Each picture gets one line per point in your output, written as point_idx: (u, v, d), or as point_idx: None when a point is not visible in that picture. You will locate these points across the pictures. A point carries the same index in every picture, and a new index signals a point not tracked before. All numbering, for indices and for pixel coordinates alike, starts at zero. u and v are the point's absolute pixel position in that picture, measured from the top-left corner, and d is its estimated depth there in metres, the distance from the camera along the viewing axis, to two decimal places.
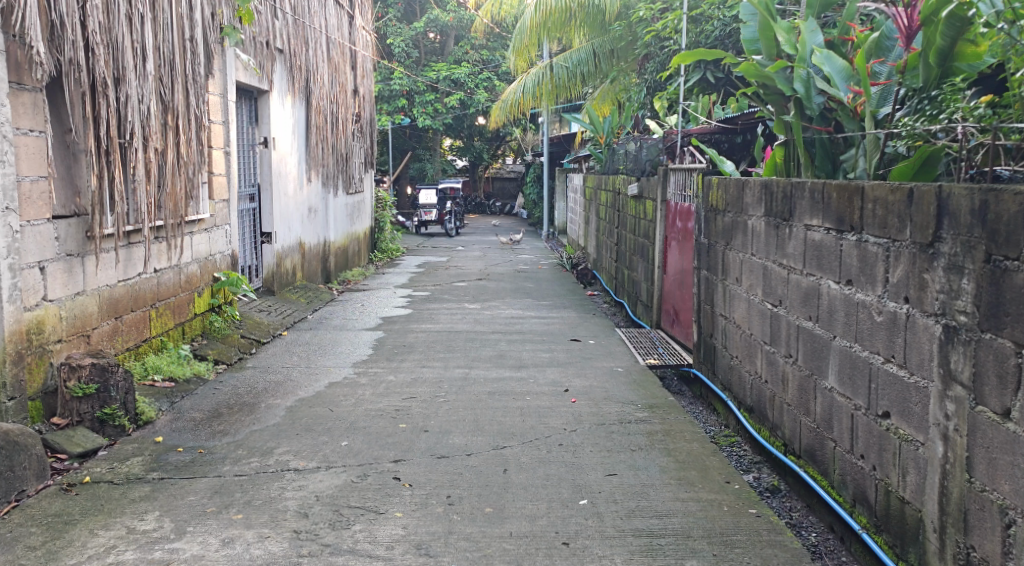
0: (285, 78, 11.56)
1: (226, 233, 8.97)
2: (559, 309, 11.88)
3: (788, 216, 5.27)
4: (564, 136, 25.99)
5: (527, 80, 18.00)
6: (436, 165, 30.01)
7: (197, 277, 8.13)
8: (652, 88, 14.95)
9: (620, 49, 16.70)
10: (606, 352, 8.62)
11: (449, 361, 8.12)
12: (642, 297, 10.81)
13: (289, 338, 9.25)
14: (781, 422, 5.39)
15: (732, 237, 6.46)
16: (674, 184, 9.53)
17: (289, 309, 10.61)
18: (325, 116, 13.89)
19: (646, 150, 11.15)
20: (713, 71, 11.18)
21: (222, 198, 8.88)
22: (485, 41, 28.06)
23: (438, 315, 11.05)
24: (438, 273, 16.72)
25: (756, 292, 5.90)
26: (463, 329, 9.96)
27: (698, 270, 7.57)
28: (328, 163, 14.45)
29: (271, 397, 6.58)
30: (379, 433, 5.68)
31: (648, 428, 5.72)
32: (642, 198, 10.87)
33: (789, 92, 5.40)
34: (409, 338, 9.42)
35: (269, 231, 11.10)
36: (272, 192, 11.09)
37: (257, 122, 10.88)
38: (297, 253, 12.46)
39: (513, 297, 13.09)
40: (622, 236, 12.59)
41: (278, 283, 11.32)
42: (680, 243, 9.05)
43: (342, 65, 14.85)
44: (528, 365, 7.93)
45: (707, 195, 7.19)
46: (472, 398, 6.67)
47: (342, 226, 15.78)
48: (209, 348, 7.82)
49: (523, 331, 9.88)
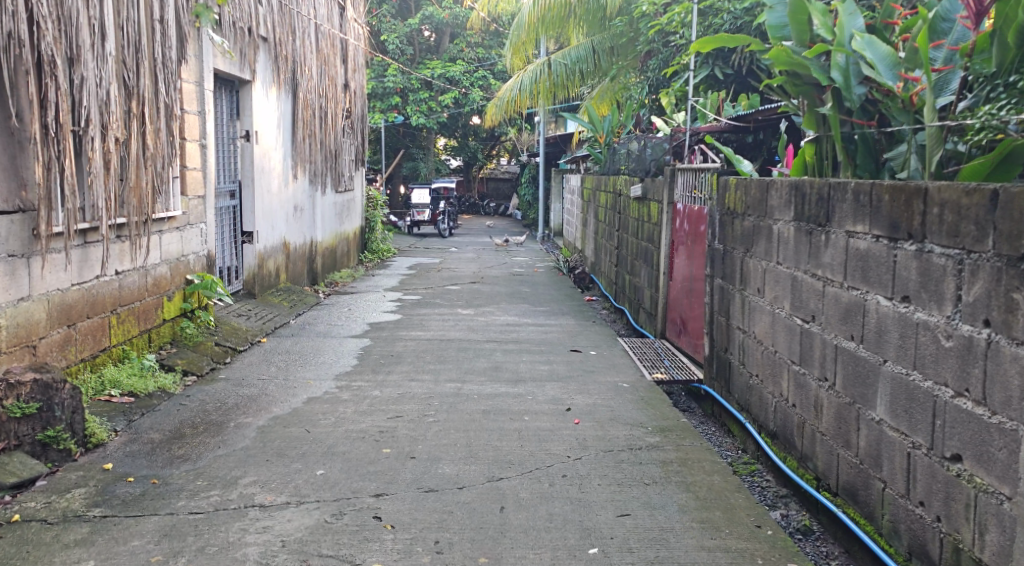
0: (269, 68, 10.95)
1: (200, 232, 8.35)
2: (557, 316, 11.26)
3: (823, 220, 4.64)
4: (560, 137, 25.40)
5: (524, 76, 17.25)
6: (430, 164, 29.34)
7: (166, 280, 7.51)
8: (655, 86, 14.34)
9: (621, 47, 16.08)
10: (610, 365, 8.00)
11: (440, 373, 7.49)
12: (646, 304, 10.20)
13: (268, 346, 8.60)
14: (812, 453, 4.76)
15: (754, 243, 5.85)
16: (682, 185, 8.93)
17: (270, 314, 9.96)
18: (314, 111, 13.26)
19: (649, 149, 10.53)
20: (722, 67, 10.56)
21: (197, 194, 8.27)
22: (481, 39, 27.46)
23: (428, 322, 10.42)
24: (430, 276, 16.07)
25: (781, 304, 5.27)
26: (455, 338, 9.33)
27: (712, 278, 6.96)
28: (316, 160, 13.82)
29: (243, 415, 5.95)
30: (360, 460, 5.05)
31: (661, 457, 5.11)
32: (646, 200, 10.26)
33: (826, 82, 4.78)
34: (398, 347, 8.79)
35: (250, 230, 10.46)
36: (254, 189, 10.43)
37: (239, 115, 10.28)
38: (280, 254, 11.83)
39: (508, 302, 12.46)
40: (624, 239, 11.98)
41: (259, 285, 10.67)
42: (689, 249, 8.44)
43: (332, 56, 14.22)
44: (526, 379, 7.30)
45: (723, 196, 6.58)
46: (464, 418, 6.04)
47: (330, 225, 15.16)
48: (178, 357, 7.19)
49: (520, 340, 9.25)
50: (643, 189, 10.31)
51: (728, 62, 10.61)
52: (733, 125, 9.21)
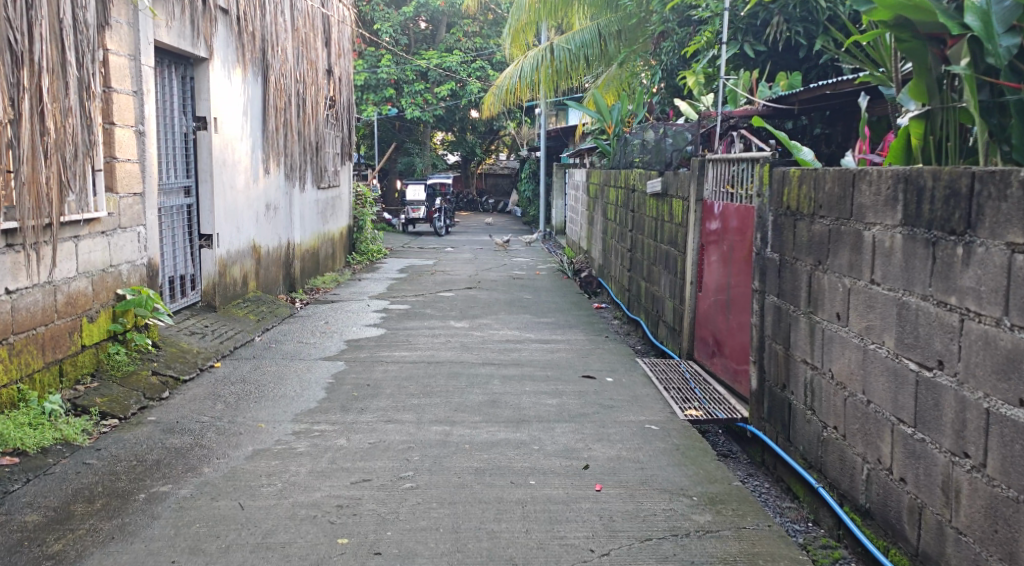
0: (231, 45, 9.62)
1: (138, 238, 7.01)
2: (564, 329, 9.84)
3: (958, 227, 3.26)
4: (561, 130, 23.92)
5: (524, 63, 15.84)
6: (426, 159, 27.86)
7: (85, 297, 6.17)
8: (670, 71, 12.98)
9: (630, 29, 14.62)
10: (633, 397, 6.60)
11: (425, 410, 6.08)
12: (667, 316, 8.81)
13: (221, 372, 7.20)
14: (938, 555, 3.38)
15: (830, 253, 4.42)
16: (714, 178, 7.56)
17: (228, 331, 8.54)
18: (290, 97, 11.87)
19: (669, 137, 9.18)
20: (753, 43, 9.23)
21: (132, 191, 6.94)
22: (479, 28, 26.01)
23: (416, 338, 9.00)
24: (422, 280, 14.68)
25: (879, 338, 3.84)
26: (446, 360, 7.92)
27: (762, 295, 5.57)
28: (294, 152, 12.42)
29: (162, 480, 4.58)
30: (302, 557, 3.71)
31: (720, 552, 3.79)
32: (666, 196, 8.87)
33: (956, 30, 3.45)
34: (377, 372, 7.40)
35: (209, 233, 9.06)
36: (212, 185, 9.04)
37: (194, 99, 8.91)
38: (249, 258, 10.42)
39: (507, 312, 11.04)
40: (638, 241, 10.59)
41: (221, 295, 9.28)
42: (725, 255, 7.04)
43: (312, 38, 12.88)
44: (531, 419, 5.91)
45: (783, 192, 5.18)
46: (449, 482, 4.64)
47: (310, 223, 13.75)
48: (97, 395, 5.85)
49: (521, 362, 7.84)
50: (662, 184, 8.91)
51: (760, 38, 9.26)
52: (773, 108, 7.86)
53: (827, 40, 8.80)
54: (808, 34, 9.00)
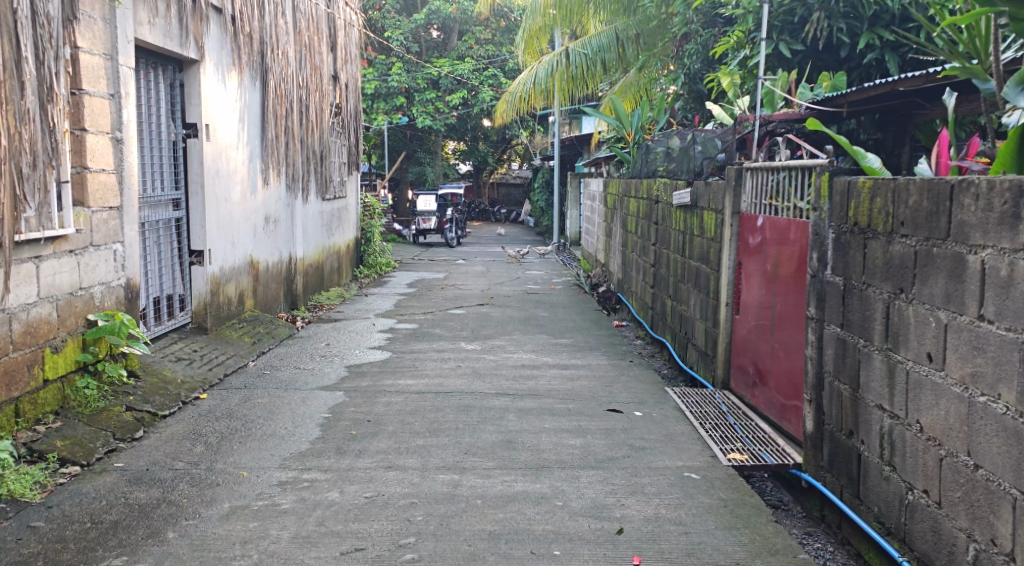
0: (225, 47, 8.93)
1: (114, 256, 6.31)
2: (584, 352, 9.09)
3: None
4: (575, 139, 23.16)
5: (538, 69, 15.07)
6: (438, 168, 27.14)
7: (49, 326, 5.48)
8: (692, 77, 12.25)
9: (648, 32, 13.85)
10: (667, 436, 5.87)
11: (431, 455, 5.36)
12: (697, 339, 8.08)
13: (206, 405, 6.48)
14: None
15: (915, 279, 3.71)
16: (753, 188, 6.83)
17: (217, 356, 7.82)
18: (291, 103, 11.16)
19: (698, 144, 8.47)
20: (790, 42, 8.52)
21: (108, 206, 6.24)
22: (491, 35, 25.31)
23: (423, 364, 8.26)
24: (433, 295, 13.96)
25: (993, 391, 3.23)
26: (456, 389, 7.21)
27: (819, 323, 4.84)
28: (296, 162, 11.72)
29: (117, 549, 3.92)
30: None
31: None
32: (696, 209, 8.14)
33: None
34: (380, 404, 6.69)
35: (200, 249, 8.34)
36: (203, 197, 8.31)
37: (184, 105, 8.21)
38: (245, 275, 9.69)
39: (522, 332, 10.31)
40: (663, 256, 9.85)
41: (213, 316, 8.55)
42: (770, 273, 6.29)
43: (316, 41, 12.20)
44: (552, 465, 5.19)
45: (850, 205, 4.46)
46: (457, 552, 3.95)
47: (314, 236, 13.04)
48: (58, 436, 5.15)
49: (539, 393, 7.10)
50: (692, 195, 8.18)
51: (798, 36, 8.56)
52: (818, 110, 7.16)
53: (872, 37, 8.09)
54: (851, 31, 8.28)
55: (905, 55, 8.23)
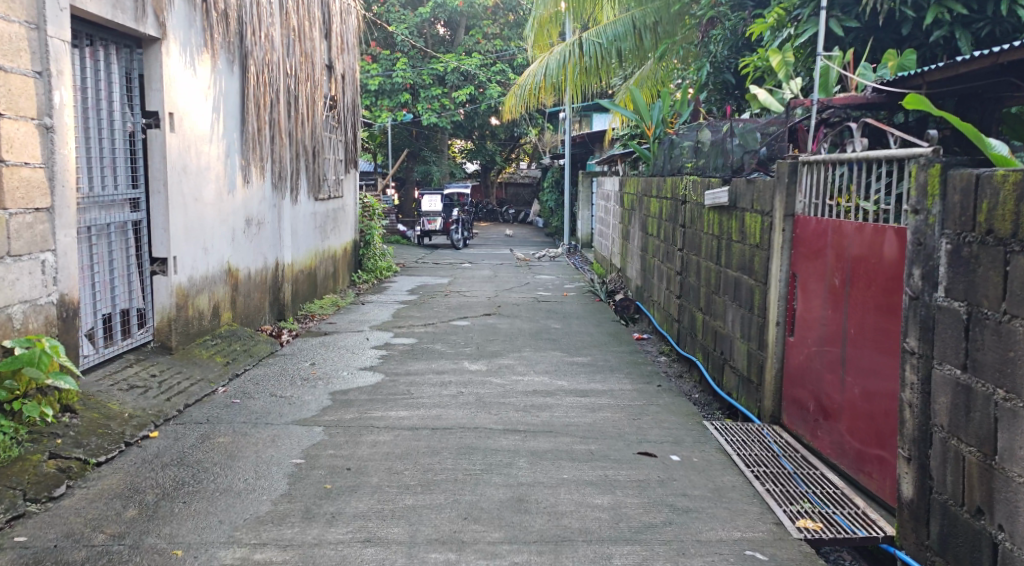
0: (196, 25, 7.83)
1: (42, 268, 5.23)
2: (605, 373, 7.97)
3: None
4: (587, 136, 22.02)
5: (550, 60, 13.63)
6: (444, 167, 25.94)
7: None
8: (719, 66, 11.13)
9: (669, 19, 12.73)
10: (715, 492, 4.79)
11: (422, 522, 4.30)
12: (735, 360, 6.96)
13: (155, 447, 5.37)
14: None
15: None
16: (812, 186, 5.72)
17: (178, 383, 6.69)
18: (277, 93, 10.05)
19: (735, 136, 7.23)
20: (844, 18, 7.48)
21: (31, 207, 5.14)
22: (499, 29, 24.12)
23: (419, 389, 7.14)
24: (435, 303, 12.85)
25: None
26: (457, 422, 6.11)
27: (916, 357, 3.81)
28: (284, 158, 10.58)
29: None
30: None
31: None
32: (734, 210, 7.02)
33: None
34: (365, 443, 5.60)
35: (163, 256, 7.22)
36: (167, 196, 7.19)
37: (144, 89, 7.10)
38: (222, 283, 8.58)
39: (534, 348, 9.19)
40: (693, 263, 8.73)
41: (180, 334, 7.43)
42: (836, 287, 5.19)
43: (307, 26, 11.09)
44: (576, 540, 4.12)
45: (980, 209, 3.44)
46: None
47: (306, 240, 11.91)
48: None
49: (555, 429, 6.00)
50: (730, 194, 7.06)
51: (852, 12, 7.52)
52: (888, 94, 6.11)
53: (941, 10, 7.04)
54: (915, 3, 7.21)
55: (979, 32, 7.14)
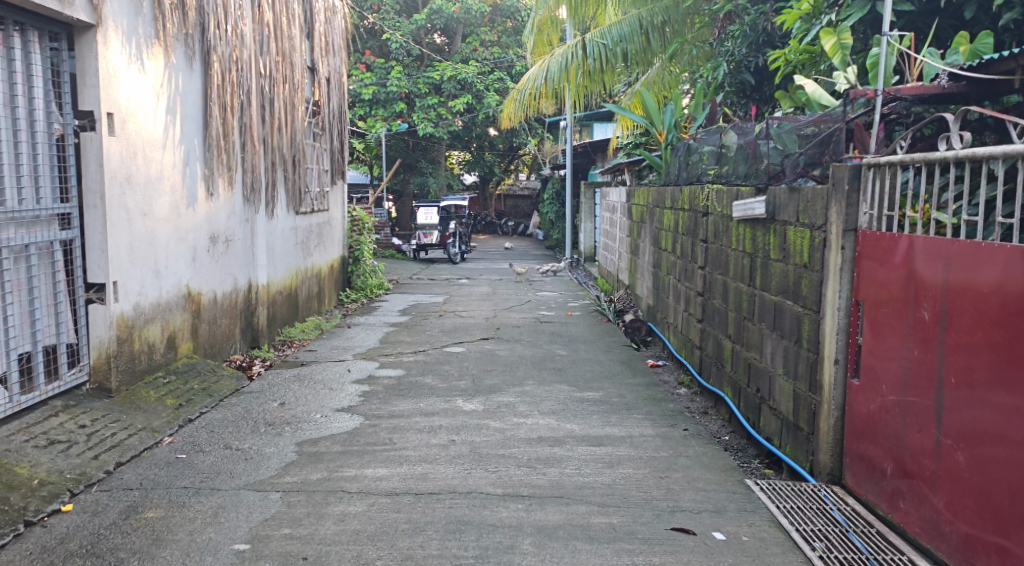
0: (146, 13, 6.78)
1: None
2: (621, 414, 6.85)
3: None
4: (589, 145, 20.92)
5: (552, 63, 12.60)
6: (441, 179, 24.79)
7: None
8: (739, 64, 10.08)
9: (680, 17, 11.54)
10: None
11: None
12: (776, 400, 5.84)
13: (62, 529, 4.32)
14: None
15: None
16: (880, 195, 4.57)
17: (113, 434, 5.57)
18: (247, 94, 8.97)
19: (771, 137, 6.25)
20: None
21: None
22: (498, 36, 22.99)
23: (403, 437, 6.02)
24: (428, 325, 11.78)
25: None
26: (445, 483, 5.03)
27: None
28: (258, 169, 9.49)
29: None
30: None
31: None
32: (773, 223, 5.94)
33: None
34: (331, 516, 4.52)
35: (101, 282, 6.10)
36: (105, 213, 6.08)
37: (76, 83, 6.03)
38: (182, 311, 7.48)
39: (538, 380, 8.09)
40: (718, 282, 7.64)
41: (123, 370, 6.32)
42: (925, 323, 4.14)
43: (284, 23, 10.04)
44: None
45: None
46: None
47: (285, 257, 10.84)
48: None
49: (567, 491, 4.94)
50: (767, 205, 5.99)
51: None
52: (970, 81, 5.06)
53: None
54: None
55: None
